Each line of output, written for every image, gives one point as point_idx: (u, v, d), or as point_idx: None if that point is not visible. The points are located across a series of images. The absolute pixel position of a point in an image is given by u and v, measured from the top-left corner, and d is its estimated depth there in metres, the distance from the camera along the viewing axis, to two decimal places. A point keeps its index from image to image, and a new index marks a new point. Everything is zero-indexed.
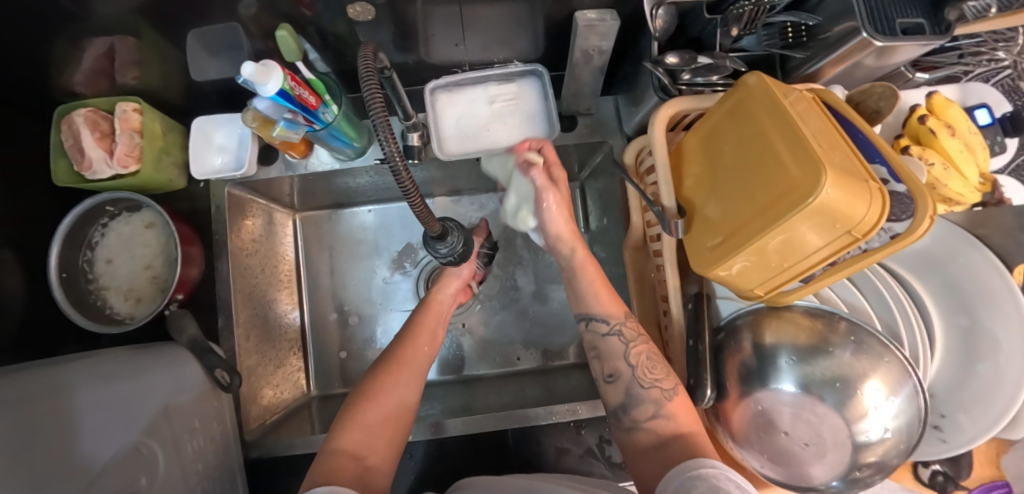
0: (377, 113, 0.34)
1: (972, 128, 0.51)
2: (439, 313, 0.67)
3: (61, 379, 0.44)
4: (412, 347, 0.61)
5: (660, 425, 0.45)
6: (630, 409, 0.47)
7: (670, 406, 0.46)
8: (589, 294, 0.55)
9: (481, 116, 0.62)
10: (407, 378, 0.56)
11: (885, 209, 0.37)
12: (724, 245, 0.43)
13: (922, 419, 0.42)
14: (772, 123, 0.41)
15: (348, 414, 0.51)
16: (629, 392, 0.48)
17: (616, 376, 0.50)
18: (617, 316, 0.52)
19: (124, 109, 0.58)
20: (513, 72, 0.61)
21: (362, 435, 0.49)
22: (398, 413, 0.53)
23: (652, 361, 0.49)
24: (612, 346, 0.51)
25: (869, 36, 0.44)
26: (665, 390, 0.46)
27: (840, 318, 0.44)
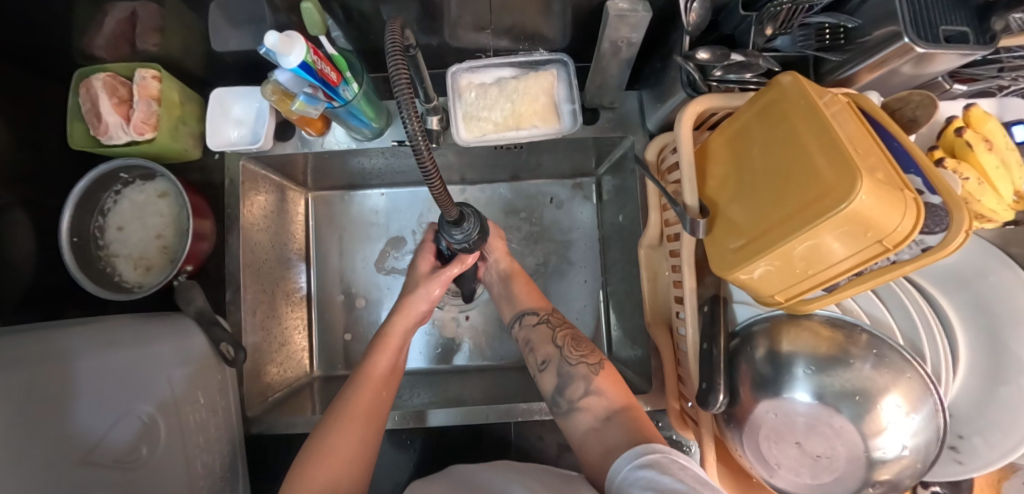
0: (405, 97, 0.32)
1: (1009, 144, 0.49)
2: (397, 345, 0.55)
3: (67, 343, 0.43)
4: (366, 391, 0.50)
5: (593, 402, 0.48)
6: (565, 389, 0.50)
7: (599, 382, 0.49)
8: (515, 293, 0.62)
9: (500, 101, 0.60)
10: (356, 437, 0.46)
11: (919, 220, 0.36)
12: (746, 249, 0.42)
13: (941, 441, 0.41)
14: (808, 125, 0.40)
15: (299, 464, 0.43)
16: (562, 374, 0.52)
17: (547, 362, 0.53)
18: (544, 308, 0.59)
19: (143, 75, 0.58)
20: (538, 60, 0.62)
21: (319, 487, 0.41)
22: (350, 471, 0.44)
23: (578, 341, 0.54)
24: (540, 333, 0.56)
25: (910, 42, 0.42)
26: (591, 365, 0.51)
27: (861, 330, 0.43)
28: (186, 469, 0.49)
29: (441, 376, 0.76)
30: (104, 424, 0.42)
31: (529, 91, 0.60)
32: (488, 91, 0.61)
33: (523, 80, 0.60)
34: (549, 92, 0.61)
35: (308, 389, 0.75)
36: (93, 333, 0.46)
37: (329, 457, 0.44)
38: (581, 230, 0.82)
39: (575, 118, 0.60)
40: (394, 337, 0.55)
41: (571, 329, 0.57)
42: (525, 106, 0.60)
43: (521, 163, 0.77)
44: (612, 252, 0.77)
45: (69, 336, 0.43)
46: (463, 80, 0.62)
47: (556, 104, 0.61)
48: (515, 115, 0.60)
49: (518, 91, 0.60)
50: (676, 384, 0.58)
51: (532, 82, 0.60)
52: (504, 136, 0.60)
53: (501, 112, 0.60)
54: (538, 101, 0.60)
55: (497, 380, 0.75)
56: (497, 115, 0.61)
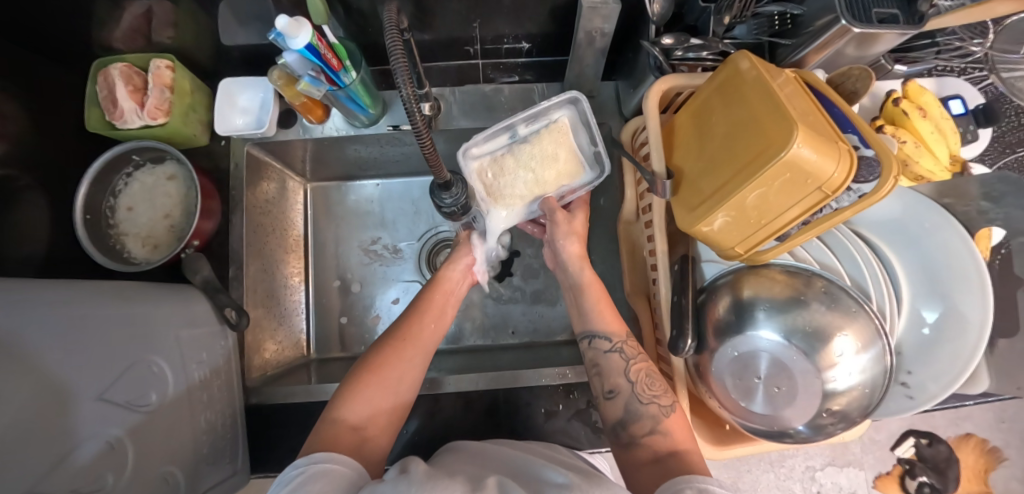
0: (404, 81, 0.38)
1: (944, 114, 0.55)
2: (448, 292, 0.66)
3: (81, 293, 0.46)
4: (418, 324, 0.60)
5: (658, 440, 0.48)
6: (629, 424, 0.51)
7: (667, 422, 0.50)
8: (592, 311, 0.59)
9: (523, 171, 0.62)
10: (408, 359, 0.56)
11: (853, 168, 0.41)
12: (706, 202, 0.47)
13: (888, 375, 0.45)
14: (756, 92, 0.45)
15: (353, 382, 0.52)
16: (629, 408, 0.51)
17: (616, 392, 0.53)
18: (619, 335, 0.56)
19: (158, 65, 0.63)
20: (546, 107, 0.62)
21: (363, 406, 0.50)
22: (398, 387, 0.53)
23: (651, 378, 0.53)
24: (612, 362, 0.54)
25: (847, 24, 0.48)
26: (663, 406, 0.50)
27: (814, 275, 0.47)
28: (190, 421, 0.52)
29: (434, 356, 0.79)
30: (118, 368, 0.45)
31: (546, 152, 0.61)
32: (503, 164, 0.62)
33: (538, 144, 0.61)
34: (567, 142, 0.62)
35: (305, 369, 0.77)
36: (106, 290, 0.49)
37: (378, 384, 0.52)
38: None
39: (597, 168, 0.62)
40: (446, 287, 0.67)
41: (647, 362, 0.55)
42: (547, 170, 0.61)
43: None
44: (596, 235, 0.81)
45: (85, 290, 0.47)
46: (475, 162, 0.62)
47: (575, 155, 0.62)
48: (539, 182, 0.62)
49: (536, 157, 0.61)
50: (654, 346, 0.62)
51: (547, 140, 0.61)
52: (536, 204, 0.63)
53: (525, 182, 0.62)
54: (558, 160, 0.62)
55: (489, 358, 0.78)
56: (522, 185, 0.62)
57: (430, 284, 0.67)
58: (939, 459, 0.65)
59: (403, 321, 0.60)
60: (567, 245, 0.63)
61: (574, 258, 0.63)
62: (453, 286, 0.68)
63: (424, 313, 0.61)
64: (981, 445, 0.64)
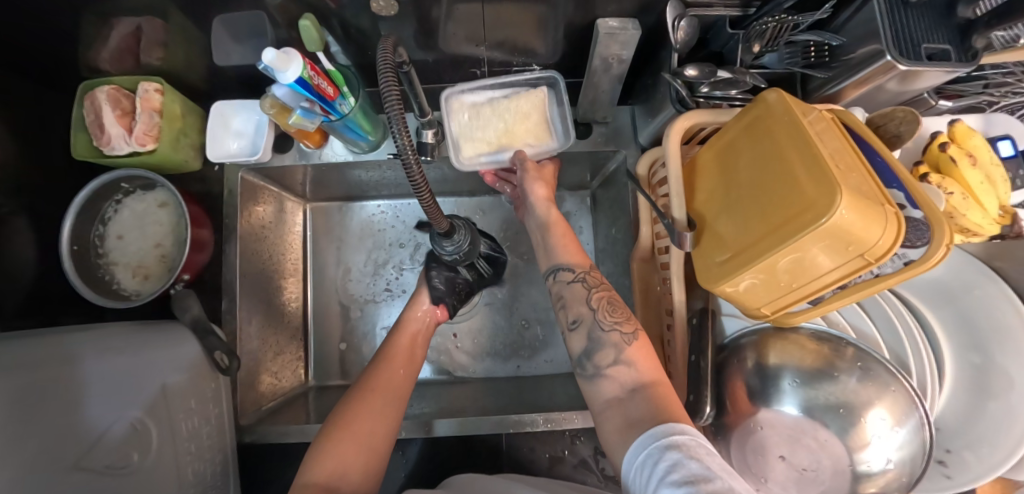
0: (394, 109, 0.34)
1: (994, 159, 0.50)
2: (414, 336, 0.64)
3: (65, 347, 0.45)
4: (386, 373, 0.58)
5: (622, 371, 0.45)
6: (593, 355, 0.48)
7: (631, 352, 0.46)
8: (557, 246, 0.58)
9: (494, 124, 0.63)
10: (379, 411, 0.53)
11: (900, 234, 0.36)
12: (733, 260, 0.43)
13: (928, 454, 0.40)
14: (790, 141, 0.40)
15: (323, 441, 0.49)
16: (592, 338, 0.49)
17: (579, 322, 0.51)
18: (582, 266, 0.55)
19: (146, 88, 0.59)
20: (531, 78, 0.63)
21: (336, 463, 0.46)
22: (372, 439, 0.50)
23: (613, 306, 0.51)
24: (575, 291, 0.53)
25: (893, 60, 0.43)
26: (625, 333, 0.47)
27: (847, 343, 0.43)
28: (176, 474, 0.50)
29: (434, 387, 0.76)
30: (104, 419, 0.44)
31: (520, 110, 0.62)
32: (479, 112, 0.63)
33: (514, 100, 0.62)
34: (540, 109, 0.63)
35: (303, 399, 0.75)
36: (99, 338, 0.49)
37: (350, 436, 0.49)
38: (577, 241, 0.83)
39: (565, 137, 0.62)
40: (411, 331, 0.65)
41: (609, 291, 0.52)
42: (516, 126, 0.63)
43: None
44: (607, 263, 0.77)
45: (70, 341, 0.46)
46: (455, 103, 0.63)
47: (547, 123, 0.63)
48: (508, 134, 0.63)
49: (511, 112, 0.62)
50: None
51: (523, 99, 0.62)
52: (500, 154, 0.64)
53: (495, 134, 0.63)
54: (530, 121, 0.63)
55: (493, 388, 0.74)
56: (491, 134, 0.63)
57: (396, 326, 0.66)
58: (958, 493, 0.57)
59: (367, 372, 0.58)
60: (533, 186, 0.62)
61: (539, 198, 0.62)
62: (420, 335, 0.65)
63: (393, 361, 0.59)
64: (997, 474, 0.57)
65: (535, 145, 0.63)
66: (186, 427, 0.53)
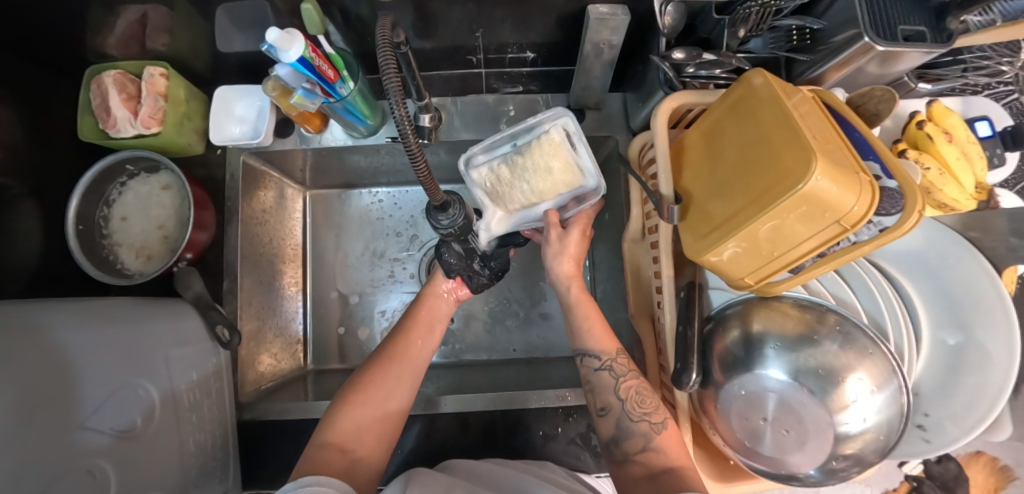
0: (394, 91, 0.35)
1: (971, 137, 0.53)
2: (436, 308, 0.65)
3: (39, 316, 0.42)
4: (406, 342, 0.59)
5: (650, 458, 0.47)
6: (621, 442, 0.50)
7: (660, 440, 0.48)
8: (583, 329, 0.57)
9: (518, 185, 0.55)
10: (397, 378, 0.55)
11: (874, 202, 0.38)
12: (716, 231, 0.44)
13: (905, 416, 0.43)
14: (772, 116, 0.42)
15: (341, 404, 0.52)
16: (620, 426, 0.51)
17: (607, 410, 0.52)
18: (609, 353, 0.55)
19: (152, 73, 0.61)
20: (541, 119, 0.54)
21: (351, 428, 0.49)
22: (387, 405, 0.53)
23: (641, 396, 0.51)
24: (602, 380, 0.54)
25: (870, 41, 0.45)
26: (654, 424, 0.49)
27: (829, 310, 0.45)
28: (179, 443, 0.51)
29: (432, 370, 0.77)
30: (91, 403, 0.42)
31: (540, 166, 0.53)
32: (499, 176, 0.55)
33: (529, 156, 0.53)
34: (565, 155, 0.53)
35: (301, 381, 0.76)
36: (85, 311, 0.47)
37: (365, 403, 0.52)
38: None
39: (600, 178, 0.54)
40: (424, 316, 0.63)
41: (638, 379, 0.53)
42: (543, 184, 0.54)
43: None
44: (600, 249, 0.79)
45: (50, 311, 0.43)
46: (472, 172, 0.57)
47: (573, 167, 0.54)
48: (537, 192, 0.55)
49: (530, 170, 0.54)
50: (658, 372, 0.59)
51: (540, 153, 0.53)
52: (535, 212, 0.58)
53: (522, 193, 0.56)
54: (554, 173, 0.54)
55: (489, 371, 0.76)
56: (520, 196, 0.56)
57: (417, 301, 0.65)
58: (946, 476, 0.59)
59: (386, 345, 0.59)
60: (560, 265, 0.60)
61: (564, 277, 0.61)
62: (441, 307, 0.66)
63: (413, 330, 0.61)
64: (989, 462, 0.58)
65: (572, 193, 0.56)
66: (188, 400, 0.54)
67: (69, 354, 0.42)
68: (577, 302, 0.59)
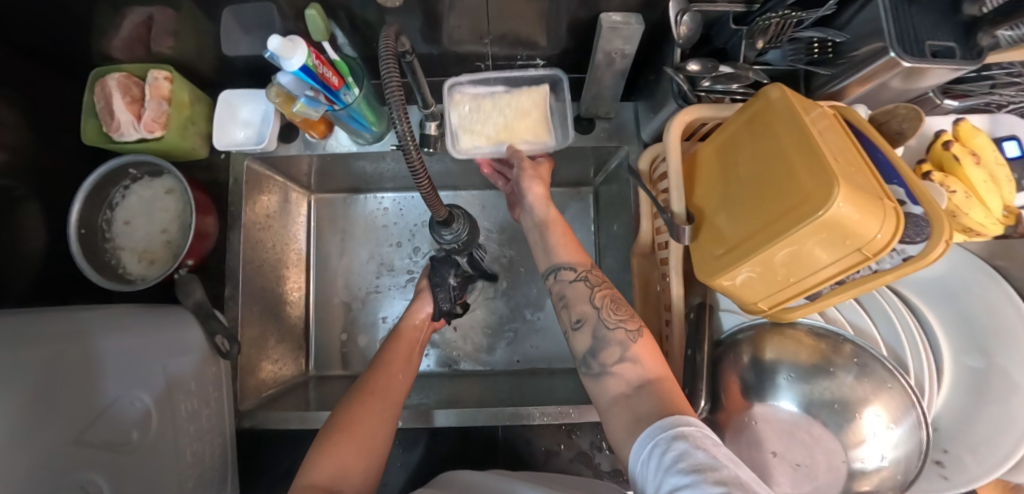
0: (396, 102, 0.34)
1: (999, 158, 0.51)
2: (413, 340, 0.65)
3: (85, 321, 0.46)
4: (386, 377, 0.57)
5: (628, 370, 0.43)
6: (598, 352, 0.45)
7: (636, 349, 0.44)
8: (555, 246, 0.54)
9: (493, 117, 0.63)
10: (377, 413, 0.52)
11: (899, 230, 0.36)
12: (730, 254, 0.43)
13: (924, 454, 0.40)
14: (790, 134, 0.40)
15: (322, 443, 0.48)
16: (596, 336, 0.46)
17: (583, 321, 0.48)
18: (583, 265, 0.51)
19: (156, 76, 0.60)
20: (534, 75, 0.64)
21: (334, 466, 0.46)
22: (370, 441, 0.50)
23: (617, 303, 0.48)
24: (578, 290, 0.50)
25: (897, 57, 0.43)
26: (630, 331, 0.45)
27: (845, 340, 0.43)
28: (176, 454, 0.51)
29: (435, 379, 0.76)
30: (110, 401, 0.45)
31: (521, 106, 0.63)
32: (480, 105, 0.63)
33: (515, 95, 0.63)
34: (544, 106, 0.63)
35: (303, 388, 0.75)
36: (116, 316, 0.50)
37: (349, 439, 0.49)
38: (579, 236, 0.83)
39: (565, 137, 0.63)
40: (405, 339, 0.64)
41: (612, 289, 0.49)
42: (516, 121, 0.63)
43: None
44: (608, 260, 0.77)
45: (91, 317, 0.47)
46: (456, 96, 0.64)
47: (547, 120, 0.63)
48: (508, 129, 0.63)
49: (511, 107, 0.63)
50: None
51: (525, 96, 0.63)
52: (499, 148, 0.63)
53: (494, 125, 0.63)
54: (530, 117, 0.63)
55: (491, 383, 0.74)
56: (491, 129, 0.63)
57: (391, 334, 0.65)
58: None
59: (363, 377, 0.57)
60: (532, 187, 0.58)
61: (537, 201, 0.58)
62: (419, 335, 0.66)
63: (391, 366, 0.59)
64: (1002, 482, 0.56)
65: (538, 139, 0.63)
66: (186, 409, 0.54)
67: (67, 364, 0.42)
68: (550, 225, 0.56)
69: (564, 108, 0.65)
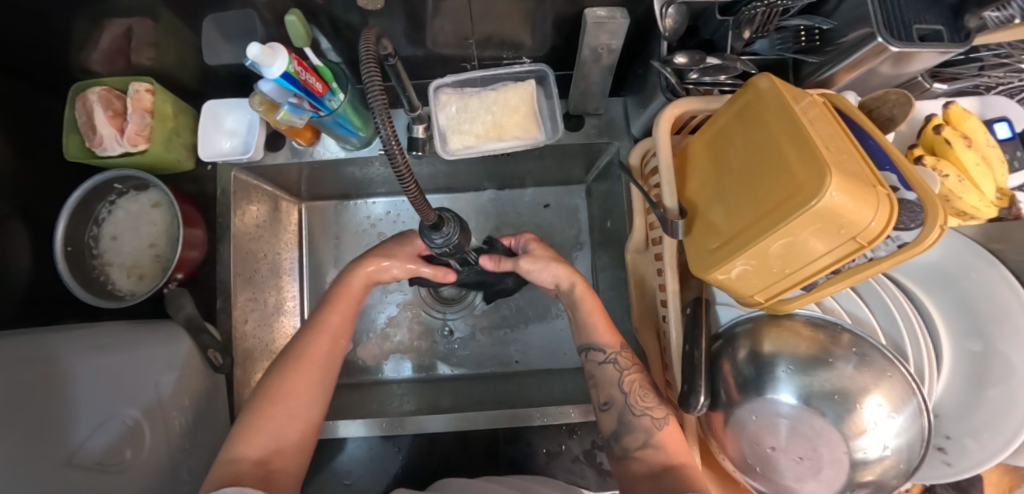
0: (379, 109, 0.31)
1: (991, 141, 0.51)
2: (354, 301, 0.60)
3: (50, 346, 0.46)
4: (316, 339, 0.56)
5: (651, 454, 0.48)
6: (623, 437, 0.51)
7: (661, 436, 0.49)
8: (587, 324, 0.57)
9: (481, 116, 0.62)
10: (307, 382, 0.53)
11: (894, 216, 0.35)
12: (724, 248, 0.42)
13: (925, 441, 0.41)
14: (780, 124, 0.39)
15: (252, 413, 0.50)
16: (622, 420, 0.51)
17: (610, 404, 0.53)
18: (614, 346, 0.55)
19: (137, 88, 0.59)
20: (519, 71, 0.64)
21: (266, 440, 0.48)
22: (296, 416, 0.51)
23: (645, 390, 0.52)
24: (607, 373, 0.54)
25: (884, 42, 0.42)
26: (655, 419, 0.50)
27: (843, 330, 0.44)
28: (170, 470, 0.51)
29: (433, 384, 0.76)
30: (89, 424, 0.45)
31: (509, 103, 0.62)
32: (468, 104, 0.63)
33: (501, 93, 0.62)
34: (532, 103, 0.63)
35: None
36: (82, 340, 0.49)
37: (273, 414, 0.50)
38: (573, 234, 0.82)
39: (553, 131, 0.62)
40: (349, 290, 0.60)
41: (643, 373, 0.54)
42: (505, 118, 0.62)
43: (510, 171, 0.78)
44: (603, 258, 0.77)
45: (58, 341, 0.47)
46: (444, 96, 0.64)
47: (535, 115, 0.63)
48: (497, 126, 0.63)
49: (498, 104, 0.62)
50: (665, 389, 0.57)
51: (512, 93, 0.63)
52: (488, 146, 0.62)
53: (482, 123, 0.62)
54: (518, 113, 0.62)
55: (488, 385, 0.74)
56: (479, 127, 0.63)
57: (333, 290, 0.60)
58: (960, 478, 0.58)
59: (297, 339, 0.56)
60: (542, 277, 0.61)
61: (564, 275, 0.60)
62: (357, 296, 0.60)
63: (320, 329, 0.56)
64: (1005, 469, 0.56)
65: (528, 136, 0.62)
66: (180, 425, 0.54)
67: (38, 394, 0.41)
68: (580, 296, 0.58)
69: (552, 103, 0.64)
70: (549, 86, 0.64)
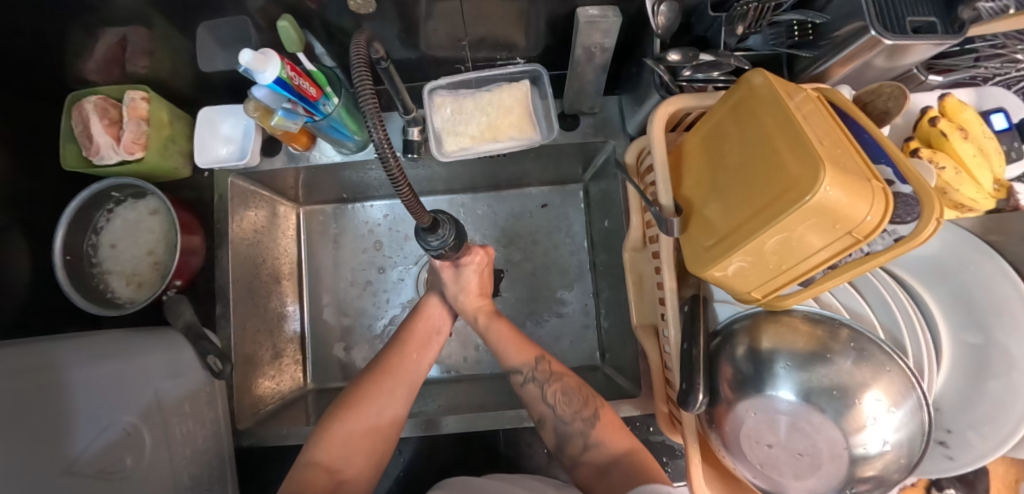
0: (371, 112, 0.32)
1: (987, 132, 0.51)
2: (432, 324, 0.65)
3: (53, 356, 0.46)
4: (404, 359, 0.59)
5: (595, 455, 0.52)
6: (565, 447, 0.54)
7: (597, 433, 0.52)
8: (502, 349, 0.61)
9: (476, 117, 0.62)
10: (391, 393, 0.56)
11: (889, 209, 0.35)
12: (721, 244, 0.42)
13: (925, 435, 0.41)
14: (774, 119, 0.39)
15: (328, 425, 0.53)
16: (557, 431, 0.54)
17: (542, 420, 0.56)
18: (529, 363, 0.59)
19: (132, 97, 0.59)
20: (513, 72, 0.64)
21: (338, 450, 0.51)
22: (378, 429, 0.54)
23: (567, 396, 0.56)
24: (530, 392, 0.57)
25: (878, 34, 0.42)
26: (585, 420, 0.53)
27: (841, 325, 0.44)
28: (172, 477, 0.51)
29: (434, 386, 0.76)
30: (89, 433, 0.45)
31: (503, 103, 0.62)
32: (463, 105, 0.63)
33: (496, 93, 0.63)
34: (527, 103, 0.63)
35: (302, 401, 0.75)
36: (92, 348, 0.50)
37: (356, 422, 0.53)
38: (571, 234, 0.82)
39: (548, 130, 0.62)
40: (430, 315, 0.65)
41: (564, 380, 0.57)
42: (499, 119, 0.62)
43: (506, 172, 0.78)
44: (602, 257, 0.76)
45: (62, 350, 0.47)
46: (439, 98, 0.63)
47: (530, 116, 0.63)
48: (492, 127, 0.63)
49: (493, 105, 0.63)
50: (664, 386, 0.57)
51: (506, 94, 0.63)
52: (483, 148, 0.62)
53: (477, 125, 0.62)
54: (513, 114, 0.62)
55: (489, 387, 0.74)
56: (474, 129, 0.63)
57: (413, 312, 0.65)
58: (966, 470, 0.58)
59: (383, 358, 0.59)
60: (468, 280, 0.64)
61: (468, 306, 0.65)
62: (436, 318, 0.66)
63: (406, 345, 0.61)
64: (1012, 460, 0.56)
65: (523, 136, 0.62)
66: (181, 432, 0.54)
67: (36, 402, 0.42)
68: (487, 325, 0.64)
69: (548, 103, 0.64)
70: (542, 86, 0.64)
